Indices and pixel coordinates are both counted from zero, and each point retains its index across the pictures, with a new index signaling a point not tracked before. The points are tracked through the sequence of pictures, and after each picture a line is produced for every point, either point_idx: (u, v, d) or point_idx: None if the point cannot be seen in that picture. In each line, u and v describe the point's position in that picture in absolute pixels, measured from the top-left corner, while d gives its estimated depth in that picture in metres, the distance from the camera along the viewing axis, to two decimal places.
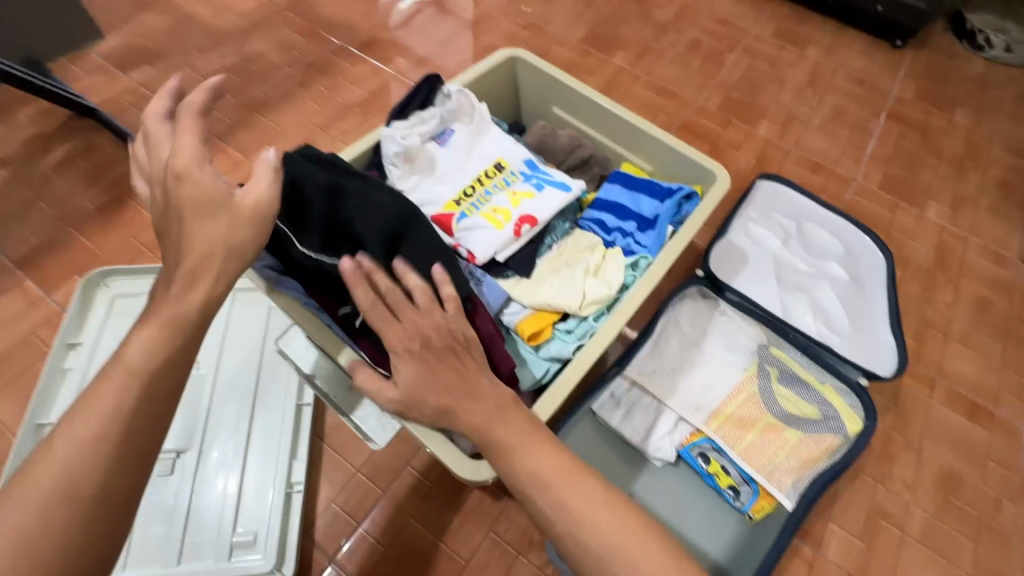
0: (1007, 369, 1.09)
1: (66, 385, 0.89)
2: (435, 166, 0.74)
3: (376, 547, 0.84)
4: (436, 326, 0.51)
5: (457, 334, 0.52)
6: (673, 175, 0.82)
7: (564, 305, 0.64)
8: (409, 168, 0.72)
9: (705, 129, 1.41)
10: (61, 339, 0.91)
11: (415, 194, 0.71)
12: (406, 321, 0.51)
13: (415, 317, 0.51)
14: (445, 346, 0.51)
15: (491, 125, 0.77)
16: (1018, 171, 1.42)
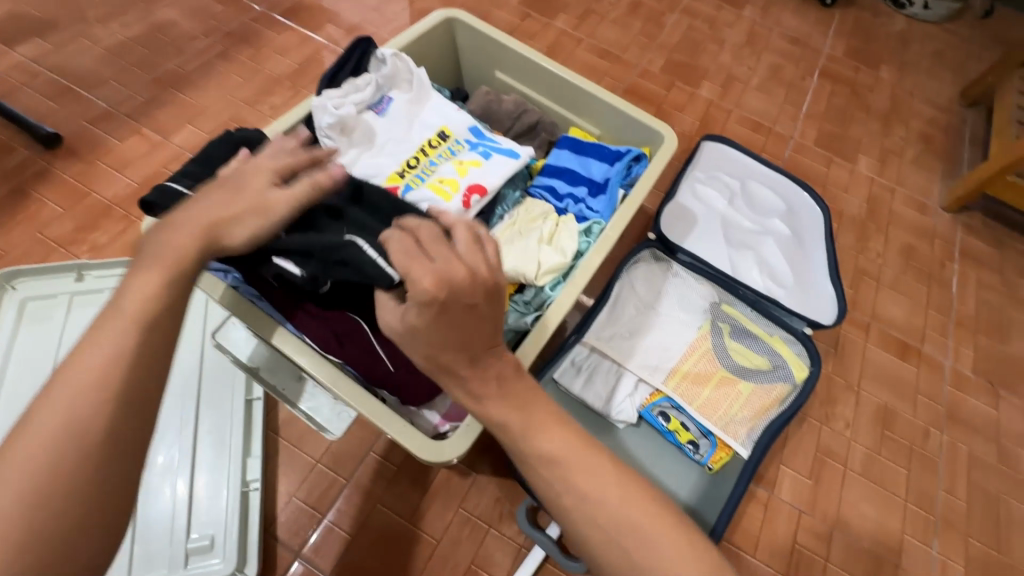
0: (932, 309, 1.18)
1: None
2: (374, 136, 0.69)
3: (345, 536, 0.82)
4: (463, 269, 0.42)
5: (483, 282, 0.43)
6: (620, 138, 0.81)
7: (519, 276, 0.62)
8: (345, 140, 0.67)
9: (649, 92, 1.41)
10: None
11: (355, 168, 0.67)
12: (434, 257, 0.42)
13: (445, 255, 0.42)
14: (467, 297, 0.42)
15: (430, 93, 0.73)
16: (937, 123, 1.50)
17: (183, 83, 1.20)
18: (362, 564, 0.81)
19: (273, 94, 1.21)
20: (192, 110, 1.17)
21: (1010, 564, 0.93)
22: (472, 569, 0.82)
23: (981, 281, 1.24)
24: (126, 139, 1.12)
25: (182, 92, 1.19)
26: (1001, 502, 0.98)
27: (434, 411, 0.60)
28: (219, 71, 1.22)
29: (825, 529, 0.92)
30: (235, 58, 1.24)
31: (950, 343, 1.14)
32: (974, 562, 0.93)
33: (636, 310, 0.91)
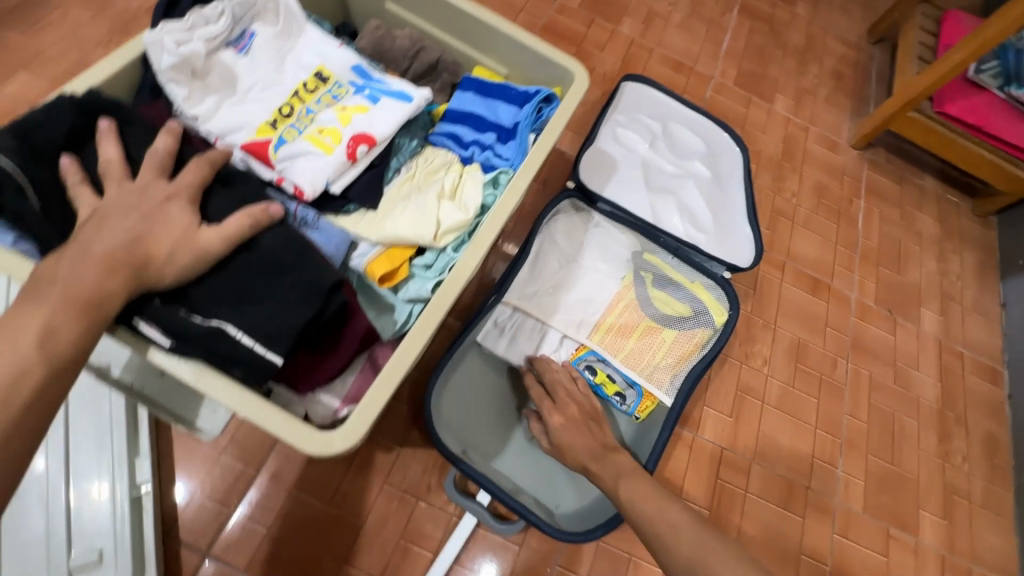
0: (841, 245, 1.23)
1: None
2: (236, 80, 0.58)
3: (259, 529, 0.76)
4: (579, 404, 0.77)
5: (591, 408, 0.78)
6: (530, 78, 0.74)
7: (418, 238, 0.55)
8: (196, 83, 0.56)
9: (569, 29, 1.32)
10: None
11: (214, 119, 0.56)
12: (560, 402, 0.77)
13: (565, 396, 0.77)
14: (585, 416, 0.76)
15: (303, 25, 0.62)
16: (848, 61, 1.52)
17: (7, 20, 0.98)
18: (282, 555, 0.75)
19: (129, 32, 1.02)
20: (22, 53, 0.96)
21: (903, 474, 1.03)
22: (402, 544, 0.78)
23: (884, 216, 1.30)
24: None
25: (9, 31, 0.97)
26: (897, 419, 1.07)
27: (332, 395, 0.54)
28: (56, 4, 1.01)
29: (745, 462, 0.96)
30: None
31: (856, 277, 1.20)
32: (872, 476, 1.01)
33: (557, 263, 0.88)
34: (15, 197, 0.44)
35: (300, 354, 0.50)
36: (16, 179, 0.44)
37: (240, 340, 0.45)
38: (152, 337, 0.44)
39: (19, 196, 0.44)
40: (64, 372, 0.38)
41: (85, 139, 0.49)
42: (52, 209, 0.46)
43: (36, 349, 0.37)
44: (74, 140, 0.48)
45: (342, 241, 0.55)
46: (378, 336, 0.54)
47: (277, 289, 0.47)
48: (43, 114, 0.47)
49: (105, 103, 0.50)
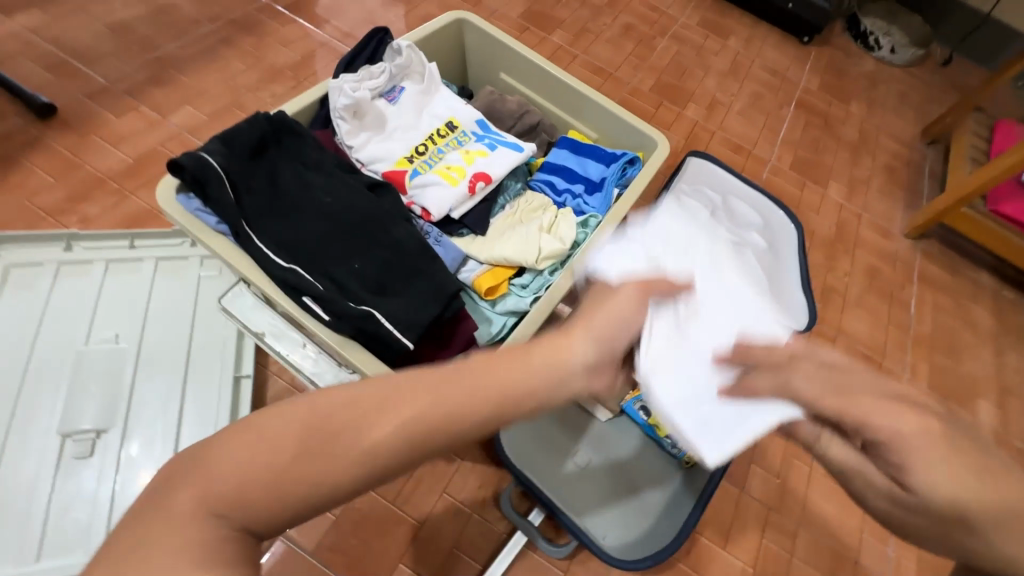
0: (892, 327, 1.26)
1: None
2: (385, 123, 0.72)
3: (328, 516, 0.81)
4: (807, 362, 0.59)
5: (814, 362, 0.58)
6: (616, 142, 0.86)
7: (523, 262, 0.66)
8: (359, 121, 0.70)
9: (639, 109, 1.48)
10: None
11: (366, 150, 0.70)
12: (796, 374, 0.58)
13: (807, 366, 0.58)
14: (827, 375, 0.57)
15: (440, 86, 0.77)
16: (901, 157, 1.61)
17: (183, 65, 1.20)
18: (343, 546, 0.80)
19: (274, 82, 1.22)
20: (189, 91, 1.17)
21: None
22: (454, 552, 0.82)
23: (937, 303, 1.33)
24: (121, 115, 1.11)
25: (182, 73, 1.19)
26: None
27: None
28: (219, 57, 1.23)
29: (792, 525, 0.96)
30: (237, 44, 1.26)
31: (907, 359, 1.22)
32: (924, 562, 0.98)
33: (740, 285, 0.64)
34: (220, 189, 0.54)
35: (426, 344, 0.60)
36: (219, 174, 0.54)
37: (384, 324, 0.53)
38: (315, 312, 0.54)
39: (223, 187, 0.54)
40: (435, 432, 0.37)
41: (270, 145, 0.60)
42: (243, 200, 0.56)
43: (430, 401, 0.37)
44: (262, 145, 0.59)
45: (457, 256, 0.66)
46: (477, 342, 0.63)
47: (413, 286, 0.57)
48: (248, 128, 0.58)
49: (289, 123, 0.62)
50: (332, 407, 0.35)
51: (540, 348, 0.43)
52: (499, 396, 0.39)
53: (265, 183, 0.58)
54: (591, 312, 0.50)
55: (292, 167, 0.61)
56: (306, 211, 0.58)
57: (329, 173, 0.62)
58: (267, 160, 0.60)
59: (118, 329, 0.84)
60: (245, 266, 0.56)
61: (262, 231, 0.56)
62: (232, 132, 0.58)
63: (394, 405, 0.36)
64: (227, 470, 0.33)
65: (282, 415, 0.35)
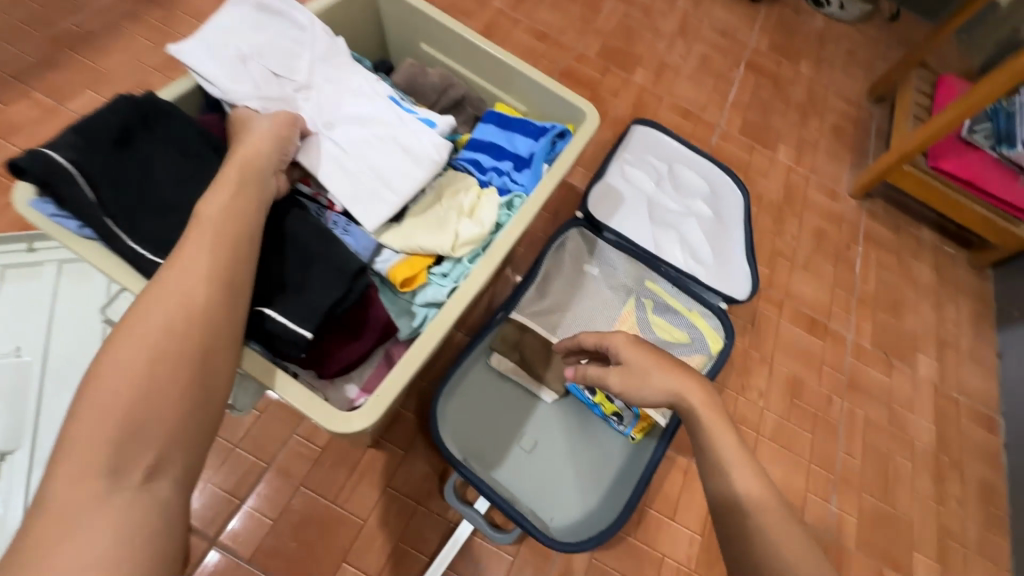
0: (838, 288, 1.27)
1: None
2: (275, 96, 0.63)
3: (266, 522, 0.78)
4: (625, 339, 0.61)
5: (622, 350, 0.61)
6: (546, 116, 0.82)
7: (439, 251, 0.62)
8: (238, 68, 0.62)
9: (585, 76, 1.43)
10: None
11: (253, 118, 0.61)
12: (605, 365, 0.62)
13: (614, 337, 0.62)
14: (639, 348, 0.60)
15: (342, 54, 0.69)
16: (849, 116, 1.61)
17: (80, 44, 1.09)
18: (283, 549, 0.77)
19: None
20: (90, 73, 1.07)
21: (897, 515, 1.03)
22: (399, 547, 0.81)
23: (881, 262, 1.35)
24: (13, 103, 1.01)
25: (81, 53, 1.08)
26: (891, 459, 1.08)
27: (352, 385, 0.61)
28: (124, 34, 1.12)
29: None
30: (143, 18, 1.15)
31: (852, 319, 1.24)
32: (865, 515, 1.02)
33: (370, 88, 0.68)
34: (74, 189, 0.49)
35: (331, 336, 0.57)
36: (70, 172, 0.49)
37: (276, 320, 0.52)
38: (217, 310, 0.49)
39: (77, 187, 0.49)
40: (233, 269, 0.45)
41: (138, 132, 0.55)
42: (105, 198, 0.51)
43: (183, 286, 0.42)
44: (128, 132, 0.54)
45: (369, 245, 0.62)
46: (396, 332, 0.60)
47: (305, 270, 0.54)
48: (108, 117, 0.53)
49: (157, 104, 0.56)
50: (124, 347, 0.39)
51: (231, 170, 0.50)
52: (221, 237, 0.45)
53: (136, 173, 0.53)
54: (243, 143, 0.53)
55: (164, 153, 0.55)
56: (186, 205, 0.54)
57: (207, 159, 0.57)
58: (135, 146, 0.54)
59: (19, 341, 0.78)
60: (117, 270, 0.51)
61: (135, 231, 0.51)
62: (91, 120, 0.52)
63: (151, 299, 0.41)
64: (86, 443, 0.36)
65: (96, 383, 0.37)
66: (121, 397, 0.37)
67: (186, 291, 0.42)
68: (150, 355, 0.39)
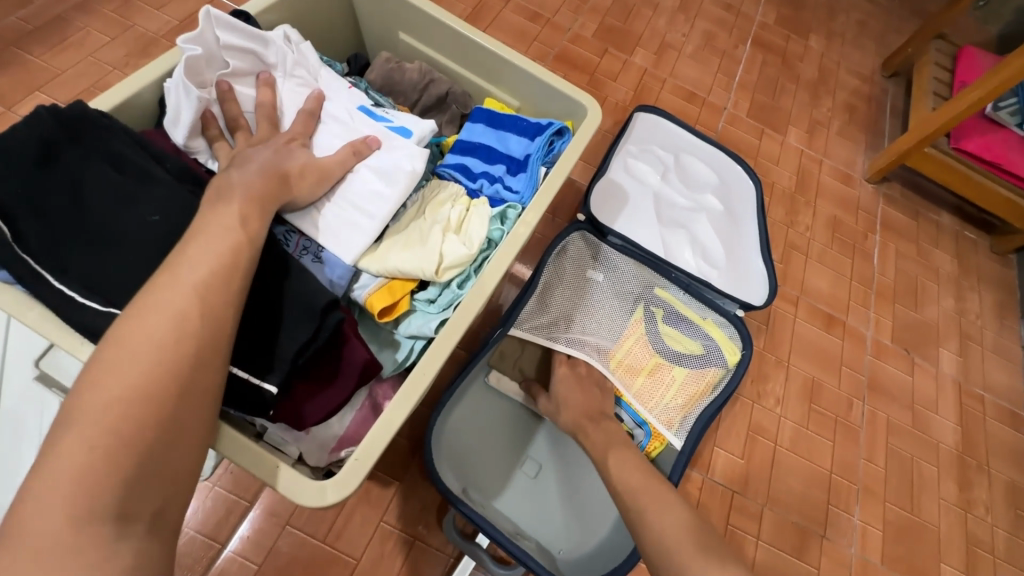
0: (855, 281, 1.20)
1: None
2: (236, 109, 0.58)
3: (250, 564, 0.72)
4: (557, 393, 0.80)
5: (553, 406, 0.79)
6: (542, 111, 0.73)
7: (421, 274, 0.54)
8: (215, 73, 0.57)
9: (581, 59, 1.33)
10: None
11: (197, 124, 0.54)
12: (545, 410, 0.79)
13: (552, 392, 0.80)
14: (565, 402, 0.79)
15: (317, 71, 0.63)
16: (862, 93, 1.52)
17: (28, 40, 0.99)
18: None
19: (148, 55, 1.03)
20: (41, 74, 0.97)
21: (923, 525, 0.98)
22: None
23: (899, 251, 1.28)
24: None
25: (29, 51, 0.99)
26: (915, 464, 1.03)
27: (330, 434, 0.53)
28: (76, 27, 1.02)
29: (756, 506, 0.92)
30: (97, 10, 1.05)
31: (871, 314, 1.17)
32: (889, 526, 0.96)
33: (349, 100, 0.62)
34: None
35: (301, 383, 0.49)
36: None
37: (240, 374, 0.45)
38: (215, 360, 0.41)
39: None
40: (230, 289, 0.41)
41: (65, 151, 0.47)
42: (27, 234, 0.44)
43: (173, 325, 0.37)
44: (52, 151, 0.46)
45: (346, 271, 0.55)
46: (379, 370, 0.54)
47: (264, 315, 0.47)
48: (26, 134, 0.45)
49: (89, 117, 0.48)
50: (94, 396, 0.34)
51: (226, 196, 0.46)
52: (215, 275, 0.40)
53: (64, 198, 0.46)
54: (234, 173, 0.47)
55: (99, 172, 0.47)
56: (125, 234, 0.46)
57: (149, 177, 0.49)
58: (61, 166, 0.46)
59: None
60: (39, 320, 0.43)
61: (61, 270, 0.44)
62: (7, 139, 0.45)
63: (132, 339, 0.36)
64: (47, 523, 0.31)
65: (65, 441, 0.33)
66: (109, 414, 0.34)
67: (163, 334, 0.37)
68: (127, 390, 0.35)
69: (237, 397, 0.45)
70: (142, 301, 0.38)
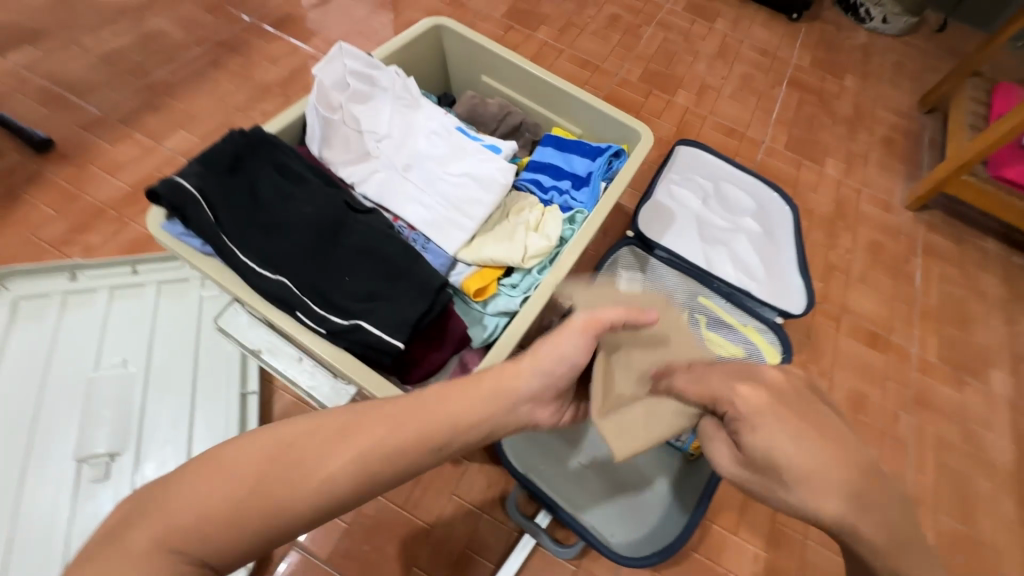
0: (898, 301, 1.24)
1: (24, 403, 0.81)
2: (356, 129, 0.72)
3: (341, 525, 0.82)
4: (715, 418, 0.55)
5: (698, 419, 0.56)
6: (601, 137, 0.86)
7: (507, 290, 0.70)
8: (345, 103, 0.72)
9: (629, 99, 1.47)
10: (25, 359, 0.83)
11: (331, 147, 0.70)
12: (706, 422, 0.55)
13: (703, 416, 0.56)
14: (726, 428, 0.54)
15: (421, 101, 0.76)
16: (900, 128, 1.59)
17: (173, 90, 1.22)
18: (357, 552, 0.81)
19: (264, 101, 1.24)
20: (182, 116, 1.19)
21: (978, 539, 0.98)
22: (466, 553, 0.83)
23: (943, 275, 1.31)
24: (118, 143, 1.14)
25: (174, 98, 1.21)
26: (967, 479, 1.04)
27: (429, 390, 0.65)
28: (210, 79, 1.25)
29: None
30: (226, 65, 1.28)
31: (916, 333, 1.20)
32: (942, 537, 0.97)
33: (447, 125, 0.75)
34: (198, 211, 0.56)
35: (416, 343, 0.61)
36: (196, 196, 0.56)
37: (372, 332, 0.56)
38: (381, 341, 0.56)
39: (200, 209, 0.56)
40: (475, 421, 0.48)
41: (247, 161, 0.62)
42: (223, 219, 0.57)
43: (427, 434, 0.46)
44: (238, 160, 0.61)
45: (445, 260, 0.67)
46: (470, 342, 0.65)
47: (388, 288, 0.59)
48: (226, 150, 0.61)
49: (264, 136, 0.63)
50: (277, 443, 0.42)
51: (480, 383, 0.51)
52: (414, 438, 0.46)
53: (246, 196, 0.60)
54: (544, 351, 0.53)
55: (269, 176, 0.62)
56: (289, 222, 0.60)
57: (305, 181, 0.63)
58: (245, 172, 0.61)
59: (126, 353, 0.87)
60: (233, 282, 0.58)
61: (245, 247, 0.57)
62: (211, 152, 0.60)
63: (336, 446, 0.43)
64: (195, 494, 0.39)
65: (262, 437, 0.43)
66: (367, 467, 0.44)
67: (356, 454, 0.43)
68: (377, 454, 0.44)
69: (369, 348, 0.56)
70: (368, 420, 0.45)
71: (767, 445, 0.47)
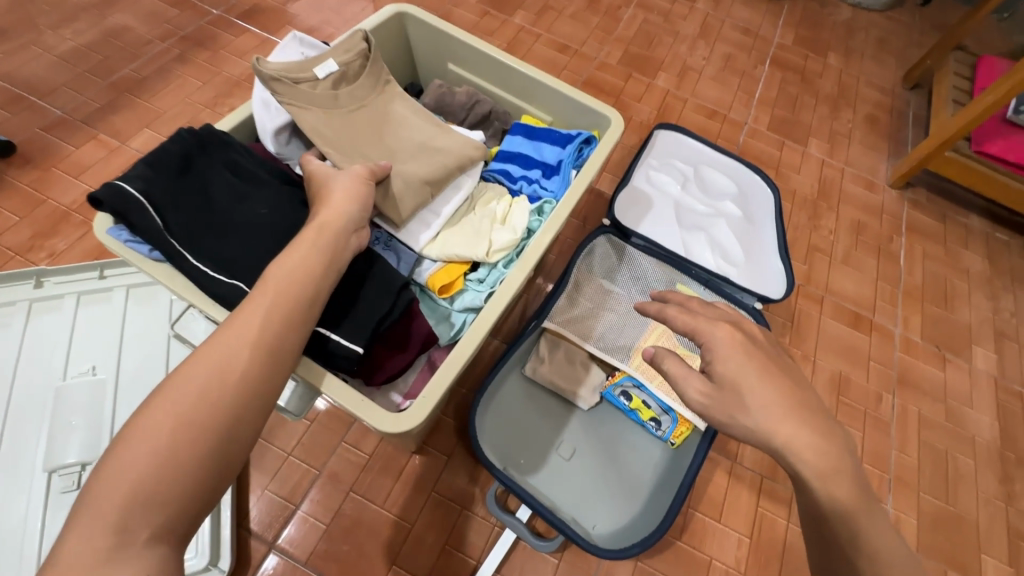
0: (881, 282, 1.23)
1: None
2: None
3: (320, 526, 0.82)
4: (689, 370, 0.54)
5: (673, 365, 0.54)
6: (572, 124, 0.84)
7: (406, 172, 0.64)
8: None
9: (608, 84, 1.44)
10: None
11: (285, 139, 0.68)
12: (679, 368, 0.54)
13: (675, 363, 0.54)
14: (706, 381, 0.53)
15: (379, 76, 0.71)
16: (884, 105, 1.57)
17: (139, 87, 1.19)
18: (335, 551, 0.81)
19: (233, 96, 1.21)
20: (149, 114, 1.16)
21: (960, 515, 0.98)
22: (446, 550, 0.83)
23: (926, 253, 1.30)
24: (82, 145, 1.11)
25: (140, 96, 1.18)
26: (950, 457, 1.04)
27: (397, 391, 0.64)
28: (176, 75, 1.22)
29: (787, 492, 0.95)
30: (192, 60, 1.24)
31: (899, 312, 1.20)
32: (924, 515, 0.98)
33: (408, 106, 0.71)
34: (144, 216, 0.54)
35: (378, 346, 0.60)
36: (141, 201, 0.54)
37: (331, 338, 0.55)
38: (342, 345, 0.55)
39: (146, 214, 0.54)
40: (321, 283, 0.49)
41: (196, 161, 0.60)
42: (171, 223, 0.55)
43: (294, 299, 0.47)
44: (187, 162, 0.59)
45: (410, 259, 0.66)
46: (436, 341, 0.63)
47: (347, 290, 0.57)
48: (174, 150, 0.58)
49: (215, 136, 0.61)
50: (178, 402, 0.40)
51: (302, 238, 0.51)
52: (280, 305, 0.46)
53: (196, 198, 0.58)
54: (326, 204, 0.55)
55: (221, 177, 0.60)
56: (243, 223, 0.58)
57: (260, 181, 0.61)
58: (195, 173, 0.59)
59: (94, 360, 0.85)
60: (186, 288, 0.56)
61: (197, 251, 0.55)
62: (156, 153, 0.58)
63: (213, 352, 0.43)
64: (140, 456, 0.38)
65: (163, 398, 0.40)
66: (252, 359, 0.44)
67: (241, 343, 0.44)
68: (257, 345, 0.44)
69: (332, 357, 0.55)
70: (233, 318, 0.45)
71: (730, 368, 0.51)
